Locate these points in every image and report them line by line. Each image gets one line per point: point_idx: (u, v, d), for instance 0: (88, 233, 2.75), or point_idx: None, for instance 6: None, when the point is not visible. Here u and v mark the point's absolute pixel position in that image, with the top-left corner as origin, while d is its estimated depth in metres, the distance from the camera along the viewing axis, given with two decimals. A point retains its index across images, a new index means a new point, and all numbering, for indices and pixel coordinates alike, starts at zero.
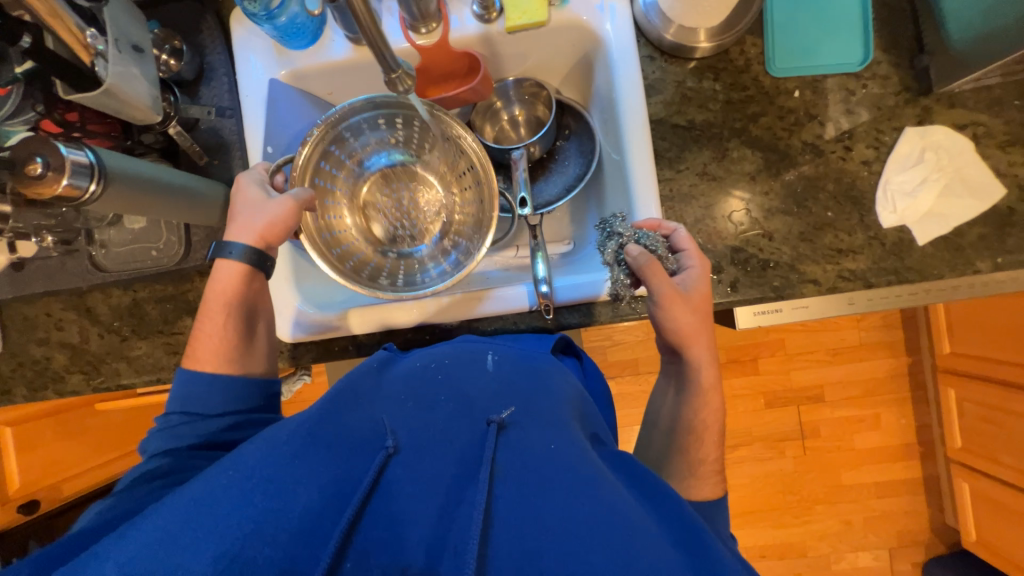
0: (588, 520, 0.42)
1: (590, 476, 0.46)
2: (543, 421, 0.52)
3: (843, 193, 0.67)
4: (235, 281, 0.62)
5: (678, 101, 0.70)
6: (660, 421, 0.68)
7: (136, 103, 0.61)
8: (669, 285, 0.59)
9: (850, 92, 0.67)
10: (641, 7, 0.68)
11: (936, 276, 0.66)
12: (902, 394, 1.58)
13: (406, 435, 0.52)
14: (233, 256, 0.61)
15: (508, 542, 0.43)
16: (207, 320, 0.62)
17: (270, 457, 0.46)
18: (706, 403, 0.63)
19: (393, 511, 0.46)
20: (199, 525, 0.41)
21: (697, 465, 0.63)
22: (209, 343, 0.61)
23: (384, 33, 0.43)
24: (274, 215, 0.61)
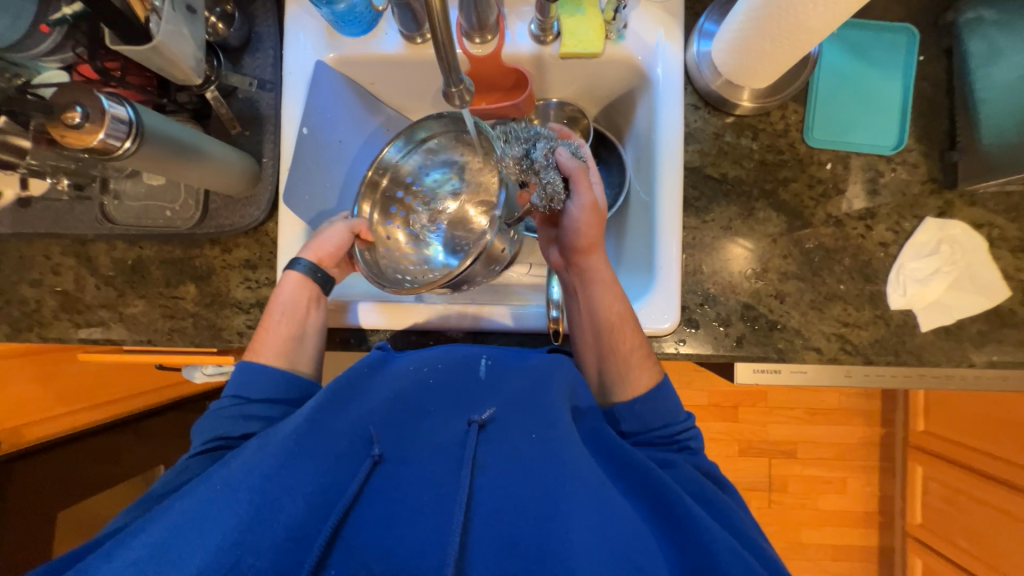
0: (568, 501, 0.46)
1: (569, 463, 0.49)
2: (525, 414, 0.54)
3: (857, 269, 0.69)
4: (296, 291, 0.65)
5: (714, 153, 0.71)
6: (585, 337, 0.68)
7: (180, 63, 0.59)
8: (588, 194, 0.65)
9: (878, 173, 0.69)
10: (694, 55, 0.70)
11: (933, 362, 0.68)
12: (871, 462, 1.61)
13: (393, 443, 0.51)
14: (295, 269, 0.65)
15: (490, 533, 0.45)
16: (269, 320, 0.65)
17: (256, 467, 0.45)
18: (609, 293, 0.65)
19: (380, 512, 0.46)
20: (191, 532, 0.41)
21: (624, 356, 0.64)
22: (269, 342, 0.64)
23: (455, 48, 0.44)
24: (331, 238, 0.67)
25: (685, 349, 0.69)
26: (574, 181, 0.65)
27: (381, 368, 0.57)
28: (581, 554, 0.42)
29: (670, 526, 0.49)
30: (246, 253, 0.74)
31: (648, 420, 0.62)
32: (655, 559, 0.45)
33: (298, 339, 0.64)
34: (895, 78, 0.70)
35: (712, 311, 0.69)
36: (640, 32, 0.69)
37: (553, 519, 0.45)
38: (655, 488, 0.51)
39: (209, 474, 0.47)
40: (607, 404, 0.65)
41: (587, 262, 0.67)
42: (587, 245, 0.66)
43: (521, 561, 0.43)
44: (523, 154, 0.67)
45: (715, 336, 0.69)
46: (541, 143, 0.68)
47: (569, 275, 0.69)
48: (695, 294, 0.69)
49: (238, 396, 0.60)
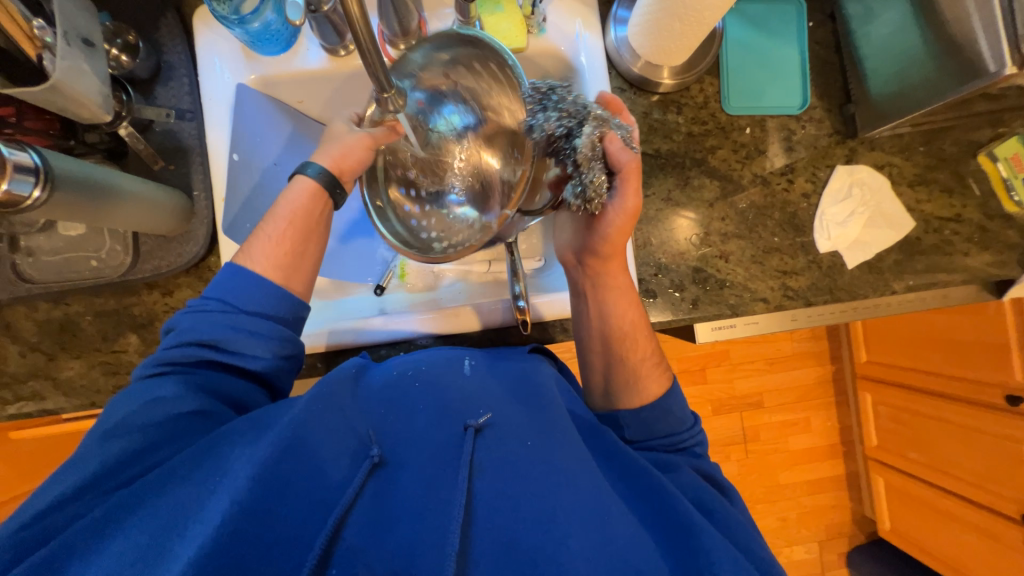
0: (566, 505, 0.48)
1: (566, 470, 0.50)
2: (522, 418, 0.55)
3: (787, 221, 0.75)
4: (304, 201, 0.60)
5: (645, 131, 0.75)
6: (592, 343, 0.69)
7: (84, 100, 0.55)
8: (632, 203, 0.61)
9: (791, 131, 0.76)
10: (613, 40, 0.73)
11: (862, 295, 0.75)
12: (828, 397, 1.75)
13: (390, 447, 0.51)
14: (307, 174, 0.60)
15: (491, 533, 0.46)
16: (269, 228, 0.59)
17: (252, 465, 0.43)
18: (624, 302, 0.67)
19: (380, 508, 0.46)
20: (185, 529, 0.41)
21: (635, 365, 0.66)
22: (267, 249, 0.58)
23: (381, 53, 0.44)
24: (350, 146, 0.61)
25: (647, 319, 0.72)
26: (622, 179, 0.60)
27: (367, 380, 0.57)
28: (576, 559, 0.44)
29: (672, 537, 0.50)
30: (190, 292, 0.70)
31: (654, 422, 0.63)
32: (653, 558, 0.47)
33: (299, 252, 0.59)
34: (792, 44, 0.77)
35: (665, 279, 0.73)
36: (560, 24, 0.72)
37: (553, 519, 0.47)
38: (654, 494, 0.53)
39: (198, 474, 0.45)
40: (611, 408, 0.67)
41: (603, 267, 0.66)
42: (611, 251, 0.65)
43: (520, 556, 0.45)
44: (562, 134, 0.55)
45: (672, 302, 0.73)
46: (589, 125, 0.55)
47: (577, 274, 0.69)
48: (648, 265, 0.73)
49: (225, 303, 0.56)
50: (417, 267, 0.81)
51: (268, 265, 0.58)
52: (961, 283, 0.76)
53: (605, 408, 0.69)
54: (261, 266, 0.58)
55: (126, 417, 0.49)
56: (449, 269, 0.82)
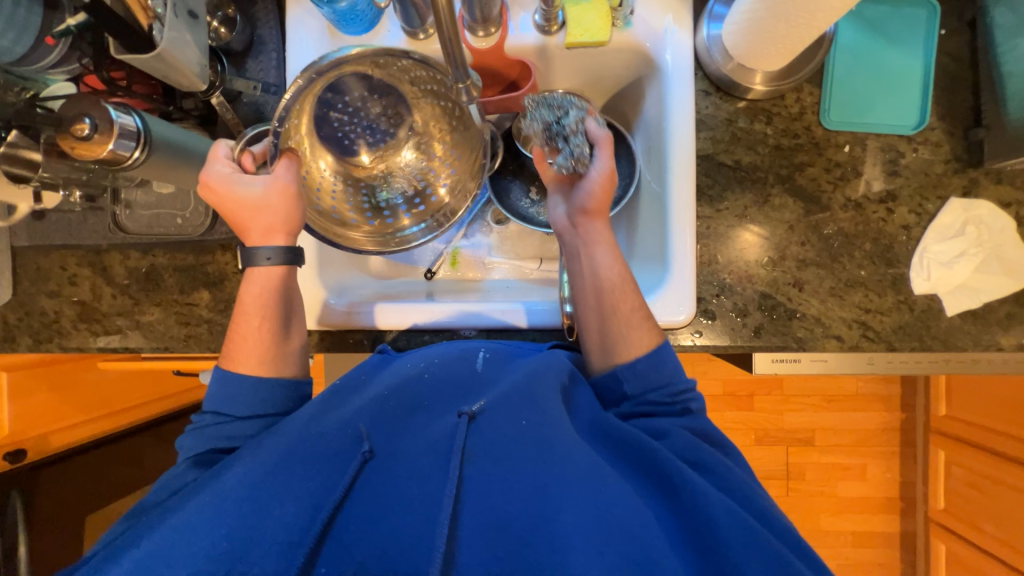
0: (561, 486, 0.46)
1: (558, 450, 0.48)
2: (516, 400, 0.52)
3: (878, 254, 0.67)
4: (274, 286, 0.59)
5: (727, 140, 0.69)
6: (585, 299, 0.63)
7: (184, 70, 0.59)
8: (609, 161, 0.64)
9: (899, 154, 0.67)
10: (705, 38, 0.68)
11: (959, 347, 0.66)
12: (891, 447, 1.58)
13: (383, 439, 0.51)
14: (264, 261, 0.58)
15: (482, 519, 0.45)
16: (241, 326, 0.59)
17: (248, 477, 0.46)
18: (612, 254, 0.62)
19: (371, 506, 0.46)
20: (178, 547, 0.42)
21: (625, 317, 0.60)
22: (247, 350, 0.58)
23: (462, 42, 0.43)
24: (274, 203, 0.57)
25: (702, 341, 0.67)
26: (599, 147, 0.65)
27: (368, 381, 0.58)
28: (570, 532, 0.43)
29: (669, 495, 0.49)
30: None
31: (653, 378, 0.58)
32: (652, 532, 0.45)
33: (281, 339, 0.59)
34: (915, 54, 0.67)
35: (728, 301, 0.68)
36: (648, 18, 0.67)
37: (547, 503, 0.45)
38: (647, 463, 0.50)
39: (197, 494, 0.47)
40: (609, 365, 0.61)
41: (590, 226, 0.64)
42: (595, 209, 0.64)
43: (514, 544, 0.44)
44: (553, 121, 0.68)
45: (731, 326, 0.68)
46: (573, 112, 0.69)
47: (570, 236, 0.66)
48: (711, 285, 0.68)
49: (219, 413, 0.56)
50: (470, 257, 0.82)
51: (251, 363, 0.58)
52: None
53: (602, 370, 0.62)
54: (246, 368, 0.58)
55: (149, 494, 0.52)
56: (500, 262, 0.82)
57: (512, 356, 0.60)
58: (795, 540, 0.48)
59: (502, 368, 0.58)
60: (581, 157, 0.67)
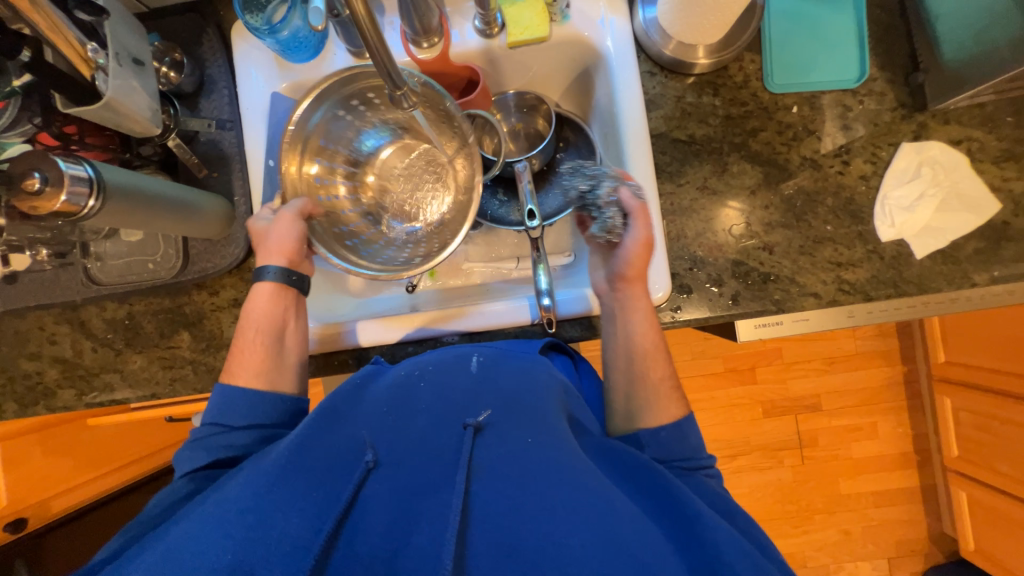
0: (570, 501, 0.44)
1: (568, 466, 0.48)
2: (522, 416, 0.53)
3: (841, 208, 0.68)
4: (267, 302, 0.63)
5: (678, 116, 0.70)
6: (615, 363, 0.65)
7: (135, 116, 0.60)
8: (643, 232, 0.62)
9: (847, 107, 0.68)
10: (641, 23, 0.69)
11: (933, 289, 0.66)
12: (897, 402, 1.59)
13: (387, 450, 0.50)
14: (267, 278, 0.63)
15: (491, 536, 0.43)
16: (241, 339, 0.62)
17: (248, 488, 0.44)
18: (648, 320, 0.63)
19: (376, 524, 0.44)
20: (172, 561, 0.39)
21: (656, 387, 0.62)
22: (246, 362, 0.61)
23: (391, 52, 0.44)
24: (281, 233, 0.62)
25: (683, 316, 0.68)
26: (633, 217, 0.63)
27: (369, 390, 0.57)
28: (580, 555, 0.41)
29: (676, 520, 0.46)
30: (234, 292, 0.74)
31: (676, 449, 0.58)
32: (659, 545, 0.43)
33: (277, 355, 0.62)
34: (846, 11, 0.69)
35: (701, 273, 0.68)
36: (585, 9, 0.69)
37: (553, 518, 0.43)
38: (657, 487, 0.49)
39: (194, 509, 0.44)
40: (629, 429, 0.61)
41: (628, 291, 0.64)
42: (634, 275, 0.63)
43: (524, 560, 0.41)
44: (587, 191, 0.67)
45: (709, 297, 0.68)
46: (607, 180, 0.65)
47: (608, 298, 0.66)
48: (683, 259, 0.69)
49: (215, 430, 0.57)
50: (448, 265, 0.82)
51: (253, 376, 0.61)
52: None
53: (623, 432, 0.62)
54: (245, 379, 0.60)
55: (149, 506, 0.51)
56: (476, 266, 0.82)
57: (508, 357, 0.61)
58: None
59: (501, 371, 0.58)
60: (616, 229, 0.64)
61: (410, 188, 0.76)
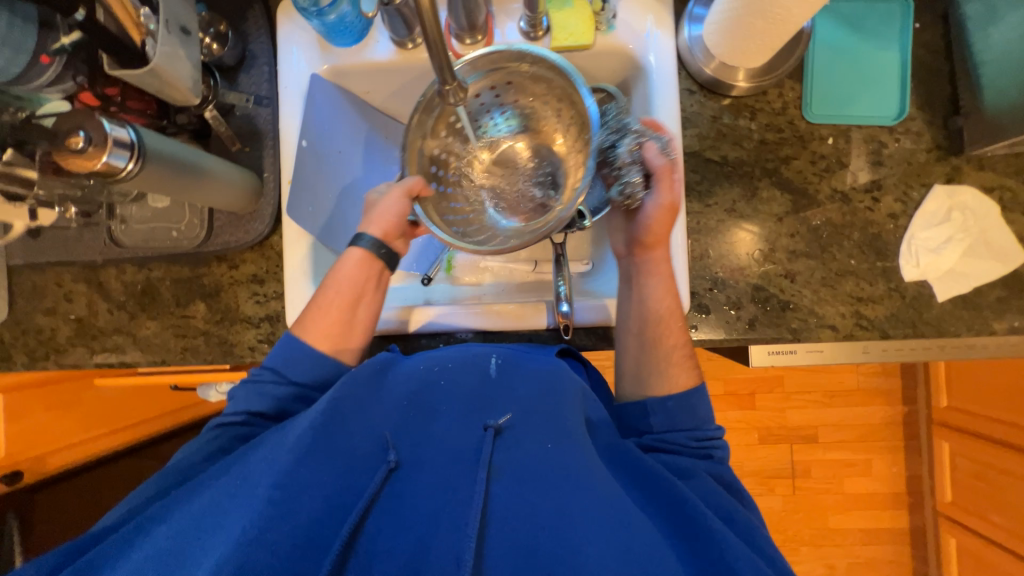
0: (583, 512, 0.46)
1: (585, 478, 0.49)
2: (541, 421, 0.53)
3: (868, 243, 0.68)
4: (355, 267, 0.64)
5: (713, 136, 0.70)
6: (628, 325, 0.65)
7: (177, 84, 0.60)
8: (668, 196, 0.62)
9: (882, 144, 0.68)
10: (686, 39, 0.69)
11: (952, 333, 0.66)
12: (895, 442, 1.58)
13: (409, 445, 0.51)
14: (358, 245, 0.65)
15: (507, 539, 0.45)
16: (320, 298, 0.63)
17: (275, 467, 0.46)
18: (665, 286, 0.63)
19: (396, 516, 0.47)
20: (209, 533, 0.43)
21: (667, 354, 0.62)
22: (316, 320, 0.62)
23: (446, 45, 0.44)
24: (388, 207, 0.64)
25: (699, 336, 0.68)
26: (656, 180, 0.62)
27: (392, 376, 0.57)
28: (593, 565, 0.43)
29: (687, 537, 0.47)
30: (253, 268, 0.74)
31: (681, 420, 0.60)
32: (667, 559, 0.45)
33: (349, 323, 0.63)
34: (891, 48, 0.69)
35: (721, 295, 0.68)
36: (630, 21, 0.69)
37: (567, 526, 0.45)
38: (673, 501, 0.50)
39: (224, 481, 0.47)
40: (637, 396, 0.63)
41: (644, 255, 0.65)
42: (653, 241, 0.64)
43: (538, 563, 0.44)
44: (608, 146, 0.64)
45: (726, 320, 0.68)
46: (629, 137, 0.62)
47: (625, 263, 0.68)
48: (704, 279, 0.69)
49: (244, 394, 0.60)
50: (466, 261, 0.83)
51: (282, 348, 0.62)
52: None
53: (631, 397, 0.64)
54: (313, 337, 0.62)
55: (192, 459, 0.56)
56: (493, 265, 0.82)
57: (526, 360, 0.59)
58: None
59: (521, 373, 0.57)
60: (635, 194, 0.63)
61: (524, 175, 0.73)
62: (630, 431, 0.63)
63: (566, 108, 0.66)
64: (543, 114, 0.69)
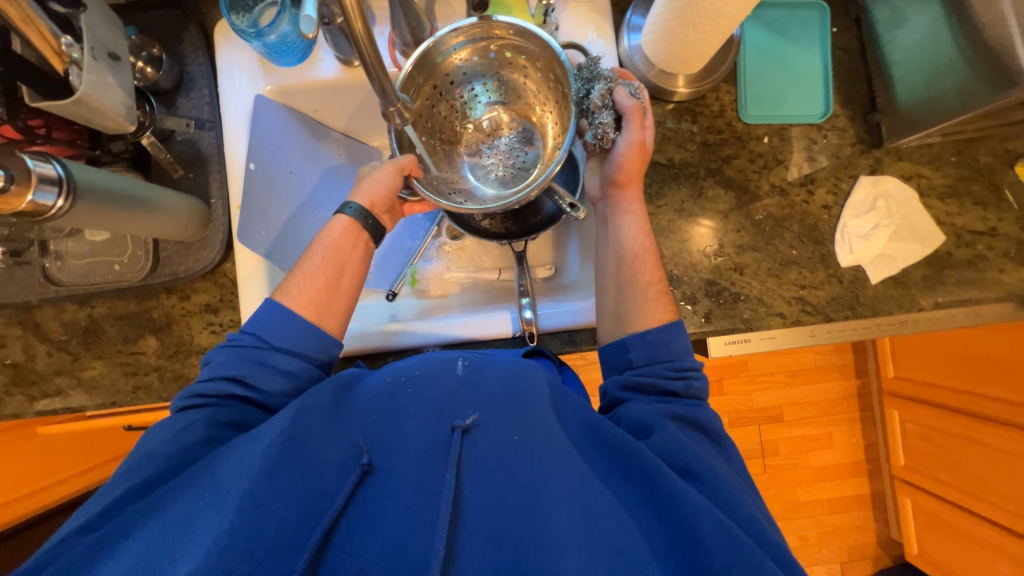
0: (553, 496, 0.47)
1: (554, 464, 0.50)
2: (511, 415, 0.53)
3: (806, 234, 0.72)
4: (341, 233, 0.64)
5: (658, 140, 0.73)
6: (607, 266, 0.67)
7: (108, 112, 0.58)
8: (638, 134, 0.63)
9: (812, 140, 0.73)
10: (626, 48, 0.71)
11: (886, 312, 0.72)
12: (852, 413, 1.68)
13: (380, 449, 0.52)
14: (345, 213, 0.64)
15: (478, 526, 0.46)
16: (305, 263, 0.63)
17: (242, 478, 0.45)
18: (638, 225, 0.65)
19: (369, 516, 0.47)
20: (177, 546, 0.42)
21: (645, 290, 0.63)
22: (303, 284, 0.61)
23: (386, 69, 0.44)
24: (380, 180, 0.65)
25: None
26: (628, 119, 0.63)
27: (358, 389, 0.56)
28: (563, 545, 0.44)
29: (659, 505, 0.48)
30: (206, 297, 0.71)
31: (660, 352, 0.60)
32: (633, 531, 0.47)
33: (332, 290, 0.62)
34: (813, 51, 0.74)
35: (677, 292, 0.71)
36: (573, 33, 0.72)
37: (538, 509, 0.47)
38: (641, 471, 0.50)
39: (192, 490, 0.46)
40: (617, 333, 0.63)
41: (622, 195, 0.66)
42: (626, 180, 0.65)
43: (509, 547, 0.45)
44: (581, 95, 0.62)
45: (683, 315, 0.71)
46: (598, 82, 0.62)
47: (601, 205, 0.69)
48: None
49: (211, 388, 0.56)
50: (430, 274, 0.83)
51: None
52: (995, 301, 0.71)
53: (612, 336, 0.64)
54: (296, 300, 0.60)
55: (152, 447, 0.51)
56: (459, 275, 0.83)
57: (494, 361, 0.59)
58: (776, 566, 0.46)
59: (491, 371, 0.56)
60: (607, 136, 0.63)
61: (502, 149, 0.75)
62: (614, 369, 0.63)
63: (544, 67, 0.66)
64: (524, 82, 0.70)
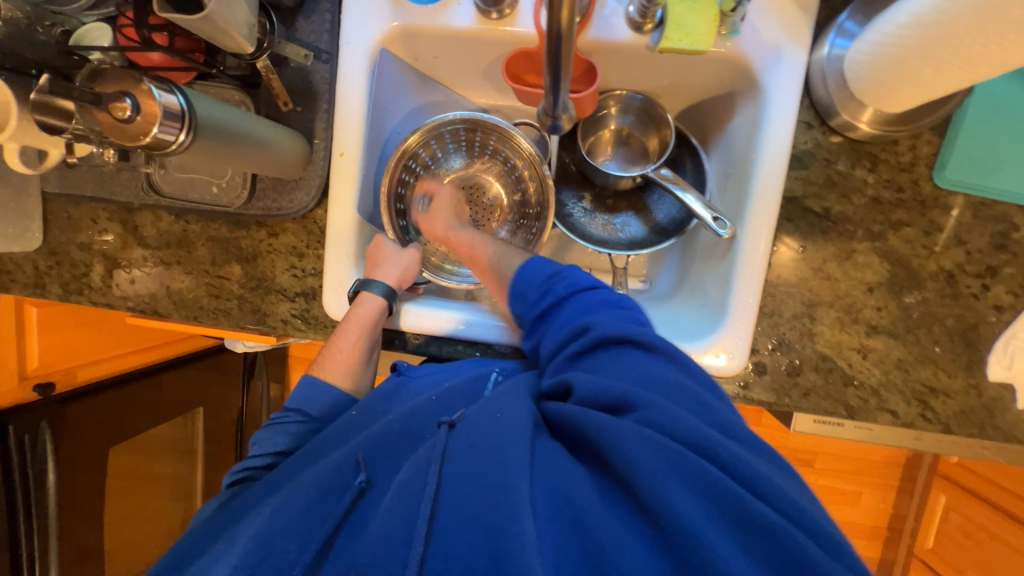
0: (516, 470, 0.41)
1: (517, 441, 0.43)
2: (490, 403, 0.48)
3: (959, 332, 0.61)
4: (376, 314, 0.64)
5: (820, 182, 0.62)
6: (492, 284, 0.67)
7: (231, 32, 0.53)
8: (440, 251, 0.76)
9: (1012, 226, 0.60)
10: (822, 60, 0.59)
11: (1020, 441, 0.62)
12: (889, 481, 1.59)
13: (377, 466, 0.49)
14: (374, 292, 0.63)
15: (454, 525, 0.41)
16: (340, 337, 0.64)
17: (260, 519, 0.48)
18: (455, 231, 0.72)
19: (361, 527, 0.45)
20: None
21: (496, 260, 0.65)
22: (338, 360, 0.64)
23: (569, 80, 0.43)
24: (407, 261, 0.67)
25: (748, 395, 0.64)
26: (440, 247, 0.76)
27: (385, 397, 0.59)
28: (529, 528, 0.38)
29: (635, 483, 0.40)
30: (294, 240, 0.70)
31: None
32: (613, 520, 0.38)
33: (363, 361, 0.65)
34: None
35: (783, 358, 0.64)
36: (759, 28, 0.59)
37: (504, 486, 0.40)
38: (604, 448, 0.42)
39: (231, 531, 0.50)
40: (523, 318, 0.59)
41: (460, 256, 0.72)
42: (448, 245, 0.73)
43: (483, 543, 0.39)
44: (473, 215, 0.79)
45: (780, 384, 0.64)
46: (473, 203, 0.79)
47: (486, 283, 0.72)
48: (769, 337, 0.64)
49: (302, 413, 0.63)
50: None
51: (338, 373, 0.64)
52: None
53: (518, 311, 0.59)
54: (332, 373, 0.64)
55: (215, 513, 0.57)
56: None
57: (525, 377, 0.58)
58: (756, 481, 0.37)
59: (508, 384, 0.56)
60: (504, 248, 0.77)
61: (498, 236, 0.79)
62: None
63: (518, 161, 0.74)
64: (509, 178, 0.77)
